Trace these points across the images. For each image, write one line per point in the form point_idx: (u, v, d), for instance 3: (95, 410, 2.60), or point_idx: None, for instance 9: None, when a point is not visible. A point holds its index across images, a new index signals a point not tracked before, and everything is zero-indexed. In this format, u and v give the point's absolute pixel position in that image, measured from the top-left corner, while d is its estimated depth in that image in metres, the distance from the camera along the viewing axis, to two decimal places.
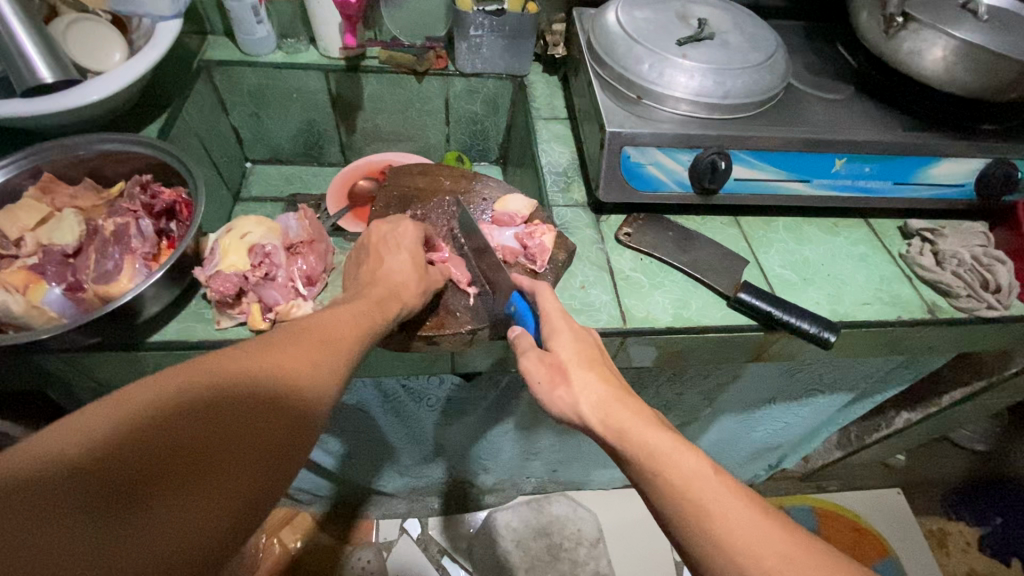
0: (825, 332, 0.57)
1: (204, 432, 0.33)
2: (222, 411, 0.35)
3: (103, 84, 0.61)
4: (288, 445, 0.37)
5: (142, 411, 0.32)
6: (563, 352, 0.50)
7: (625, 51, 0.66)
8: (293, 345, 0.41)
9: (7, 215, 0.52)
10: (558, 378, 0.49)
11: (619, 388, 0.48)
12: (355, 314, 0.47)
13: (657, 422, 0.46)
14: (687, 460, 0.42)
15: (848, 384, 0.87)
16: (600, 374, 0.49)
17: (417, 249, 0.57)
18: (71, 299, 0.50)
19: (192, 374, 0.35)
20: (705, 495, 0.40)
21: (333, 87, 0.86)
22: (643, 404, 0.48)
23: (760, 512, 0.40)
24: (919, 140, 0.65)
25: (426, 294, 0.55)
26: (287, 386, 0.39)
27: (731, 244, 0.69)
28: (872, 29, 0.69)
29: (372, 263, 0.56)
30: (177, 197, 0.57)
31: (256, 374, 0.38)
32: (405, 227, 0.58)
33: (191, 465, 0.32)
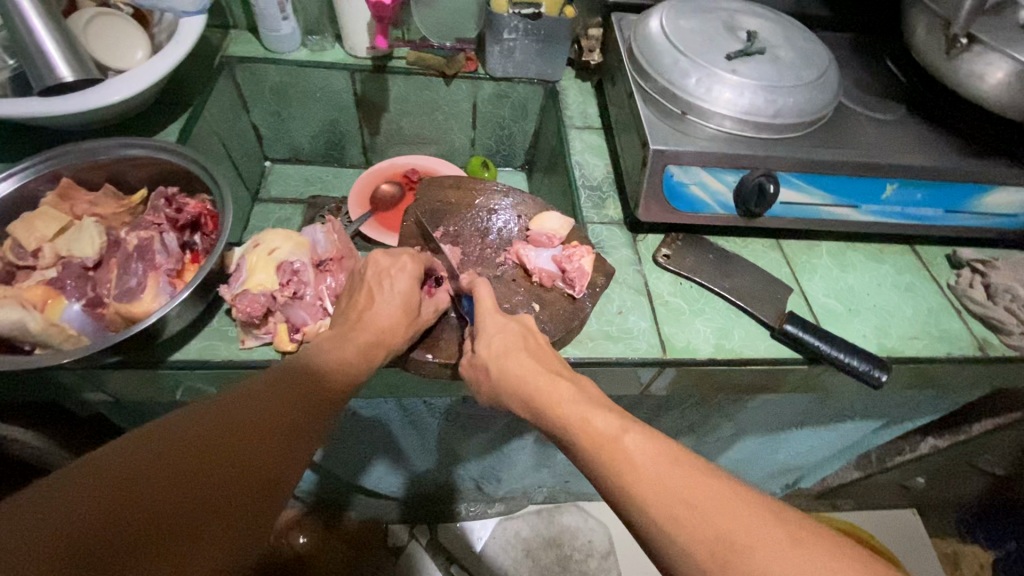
0: (874, 369, 0.54)
1: (173, 500, 0.34)
2: (193, 471, 0.35)
3: (125, 85, 0.59)
4: (262, 499, 0.38)
5: (112, 483, 0.33)
6: (484, 349, 0.49)
7: (670, 64, 0.63)
8: (273, 395, 0.41)
9: (25, 224, 0.50)
10: (483, 377, 0.50)
11: (544, 368, 0.47)
12: (342, 359, 0.46)
13: (584, 395, 0.45)
14: (596, 421, 0.42)
15: (878, 412, 0.84)
16: (520, 361, 0.48)
17: (413, 288, 0.52)
18: (91, 316, 0.48)
19: (164, 436, 0.36)
20: (616, 453, 0.40)
21: (358, 87, 0.83)
22: (560, 380, 0.46)
23: (673, 463, 0.39)
24: (976, 167, 0.62)
25: (415, 330, 0.51)
26: (263, 436, 0.39)
27: (774, 269, 0.66)
28: (930, 47, 0.66)
29: (362, 302, 0.50)
30: (202, 209, 0.54)
31: (230, 428, 0.38)
32: (403, 263, 0.53)
33: (165, 530, 0.33)
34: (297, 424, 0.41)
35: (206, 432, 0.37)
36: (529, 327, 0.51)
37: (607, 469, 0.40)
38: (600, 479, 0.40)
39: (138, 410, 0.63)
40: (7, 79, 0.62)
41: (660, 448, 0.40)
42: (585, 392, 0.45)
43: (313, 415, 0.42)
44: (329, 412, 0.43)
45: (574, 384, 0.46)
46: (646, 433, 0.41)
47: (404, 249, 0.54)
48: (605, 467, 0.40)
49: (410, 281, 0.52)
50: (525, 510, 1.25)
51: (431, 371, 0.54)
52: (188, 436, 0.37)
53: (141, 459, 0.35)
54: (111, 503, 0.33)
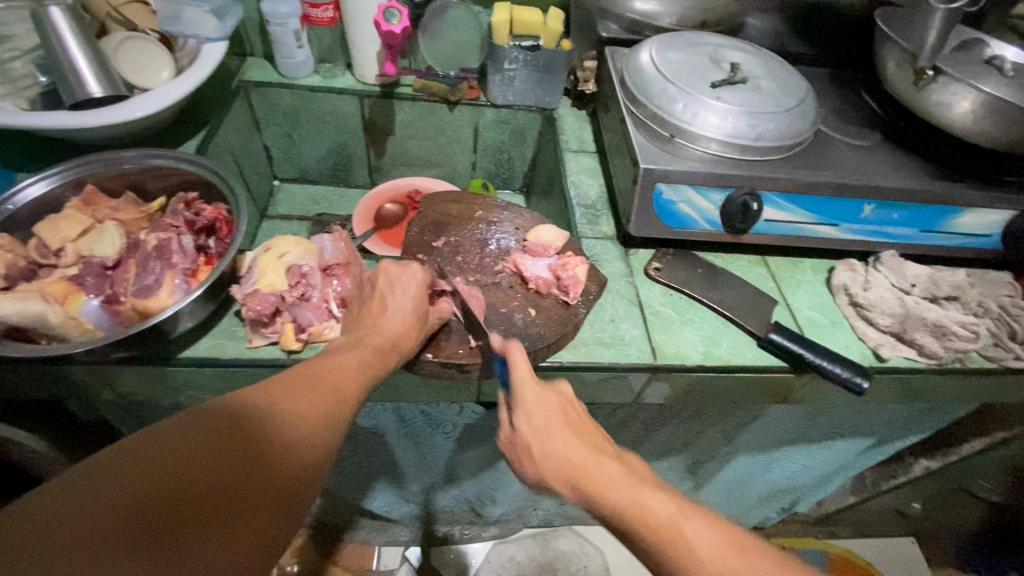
0: (857, 378, 0.56)
1: (229, 476, 0.35)
2: (233, 460, 0.35)
3: (148, 101, 0.63)
4: (302, 483, 0.39)
5: (153, 472, 0.32)
6: (526, 426, 0.51)
7: (659, 91, 0.68)
8: (303, 393, 0.42)
9: (50, 225, 0.53)
10: (526, 456, 0.52)
11: (591, 449, 0.48)
12: (362, 361, 0.48)
13: (634, 476, 0.46)
14: (653, 505, 0.43)
15: (868, 429, 0.86)
16: (562, 437, 0.49)
17: (421, 295, 0.55)
18: (108, 312, 0.51)
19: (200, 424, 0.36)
20: (679, 543, 0.40)
21: (366, 112, 0.88)
22: (607, 458, 0.48)
23: (735, 552, 0.40)
24: (948, 189, 0.66)
25: (422, 338, 0.54)
26: (300, 423, 0.40)
27: (760, 283, 0.69)
28: (901, 79, 0.70)
29: (373, 306, 0.53)
30: (218, 215, 0.57)
31: (265, 422, 0.38)
32: (412, 271, 0.56)
33: (213, 512, 0.33)
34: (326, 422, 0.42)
35: (245, 421, 0.38)
36: (568, 397, 0.53)
37: (676, 567, 0.40)
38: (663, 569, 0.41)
39: (141, 413, 0.64)
40: (38, 96, 0.66)
41: (710, 529, 0.41)
42: (630, 470, 0.47)
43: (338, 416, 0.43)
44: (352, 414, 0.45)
45: (621, 464, 0.47)
46: (701, 517, 0.42)
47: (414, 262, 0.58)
48: (671, 559, 0.40)
49: (419, 288, 0.55)
50: (520, 534, 1.23)
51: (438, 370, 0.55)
52: (222, 427, 0.36)
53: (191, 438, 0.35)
54: (171, 478, 0.33)
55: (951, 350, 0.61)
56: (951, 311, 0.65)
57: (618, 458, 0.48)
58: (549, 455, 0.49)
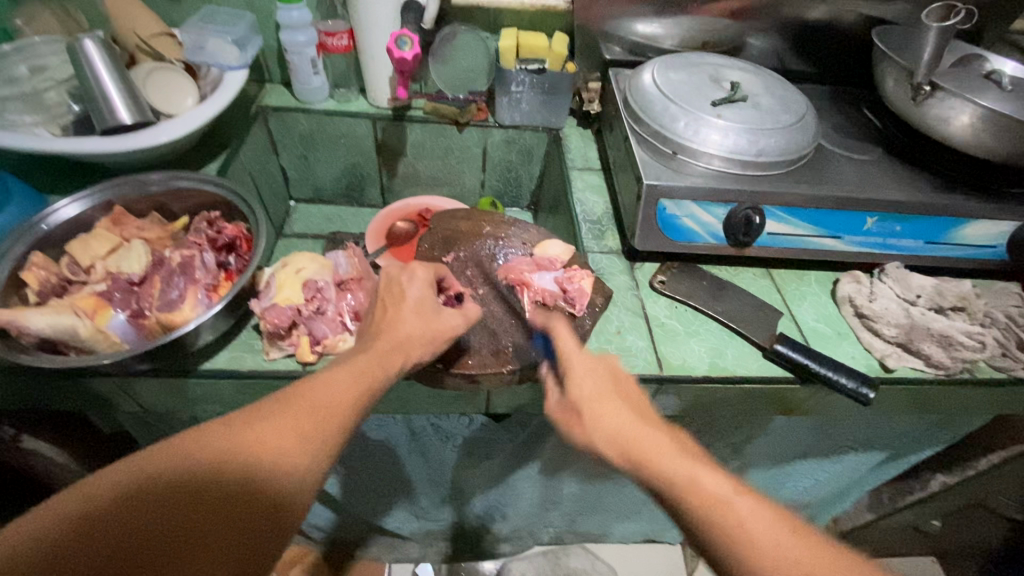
0: (863, 388, 0.57)
1: (182, 511, 0.37)
2: (183, 499, 0.37)
3: (173, 128, 0.67)
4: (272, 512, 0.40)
5: (112, 512, 0.36)
6: (577, 392, 0.50)
7: (661, 110, 0.70)
8: (279, 417, 0.43)
9: (81, 243, 0.56)
10: (575, 421, 0.50)
11: (641, 421, 0.47)
12: (354, 373, 0.47)
13: (684, 452, 0.45)
14: (705, 480, 0.42)
15: (881, 443, 0.85)
16: (616, 410, 0.48)
17: (425, 297, 0.55)
18: (134, 326, 0.53)
19: (156, 460, 0.39)
20: (729, 517, 0.39)
21: (379, 134, 0.91)
22: (660, 433, 0.46)
23: (789, 531, 0.39)
24: (950, 201, 0.67)
25: (435, 348, 0.53)
26: (269, 449, 0.41)
27: (765, 295, 0.70)
28: (899, 95, 0.72)
29: (380, 313, 0.54)
30: (238, 232, 0.60)
31: (226, 454, 0.40)
32: (412, 271, 0.57)
33: (162, 549, 0.35)
34: (299, 446, 0.42)
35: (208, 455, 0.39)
36: (617, 367, 0.53)
37: (722, 538, 0.39)
38: (712, 549, 0.39)
39: (160, 425, 0.66)
40: (71, 123, 0.70)
41: (751, 503, 0.40)
42: (682, 446, 0.45)
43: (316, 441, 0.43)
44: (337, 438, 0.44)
45: (678, 446, 0.45)
46: (754, 497, 0.41)
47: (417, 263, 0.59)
48: (716, 531, 0.39)
49: (429, 289, 0.56)
50: (531, 551, 1.22)
51: (449, 381, 0.56)
52: (181, 464, 0.39)
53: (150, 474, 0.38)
54: (126, 516, 0.36)
55: (958, 360, 0.61)
56: (957, 321, 0.65)
57: (668, 434, 0.47)
58: (596, 419, 0.48)
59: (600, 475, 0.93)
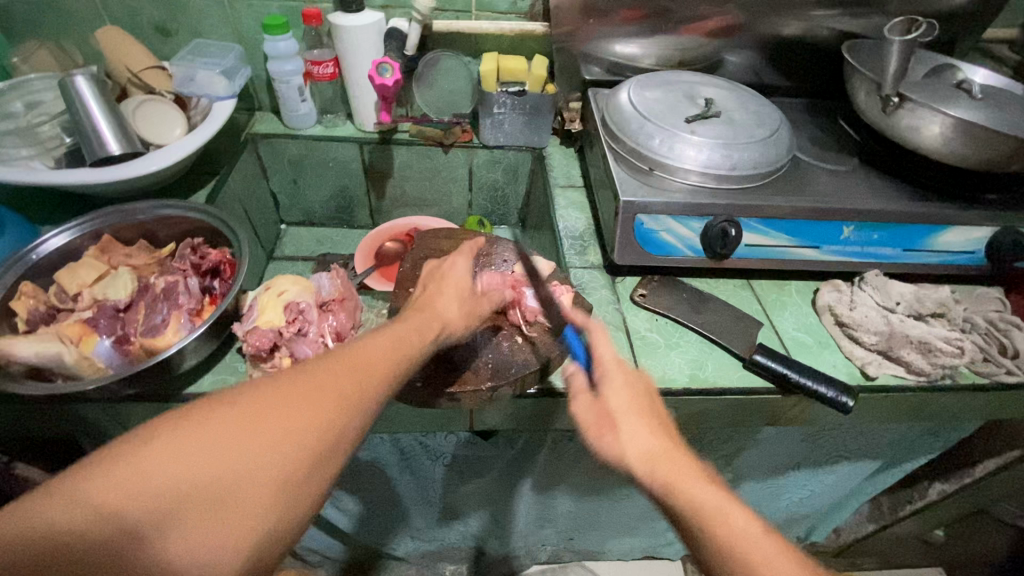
0: (842, 396, 0.57)
1: (210, 469, 0.32)
2: (210, 464, 0.32)
3: (162, 157, 0.68)
4: (312, 469, 0.35)
5: (134, 476, 0.31)
6: (612, 402, 0.48)
7: (637, 127, 0.72)
8: (313, 377, 0.38)
9: (68, 272, 0.57)
10: (603, 430, 0.47)
11: (672, 443, 0.44)
12: (392, 339, 0.44)
13: (716, 484, 0.41)
14: (738, 521, 0.38)
15: (873, 452, 0.85)
16: (645, 426, 0.46)
17: (466, 278, 0.56)
18: (118, 351, 0.54)
19: (176, 431, 0.33)
20: (756, 559, 0.36)
21: (367, 157, 0.93)
22: (693, 459, 0.43)
23: None
24: (925, 209, 0.68)
25: (470, 325, 0.55)
26: (307, 408, 0.36)
27: (746, 306, 0.71)
28: (871, 107, 0.74)
29: (427, 291, 0.54)
30: (222, 257, 0.61)
31: (258, 409, 0.35)
32: (459, 253, 0.58)
33: (194, 507, 0.32)
34: (334, 412, 0.37)
35: (233, 416, 0.34)
36: (651, 385, 0.50)
37: None
38: None
39: None
40: (64, 155, 0.72)
41: (780, 546, 0.37)
42: (715, 476, 0.42)
43: (351, 406, 0.38)
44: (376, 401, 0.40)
45: (711, 475, 0.42)
46: (786, 543, 0.38)
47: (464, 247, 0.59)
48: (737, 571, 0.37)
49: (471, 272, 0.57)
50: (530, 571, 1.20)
51: (432, 401, 0.57)
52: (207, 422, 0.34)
53: (165, 441, 0.32)
54: (148, 482, 0.31)
55: (938, 366, 0.62)
56: (936, 327, 0.66)
57: (698, 457, 0.44)
58: (626, 437, 0.45)
59: (593, 492, 0.93)
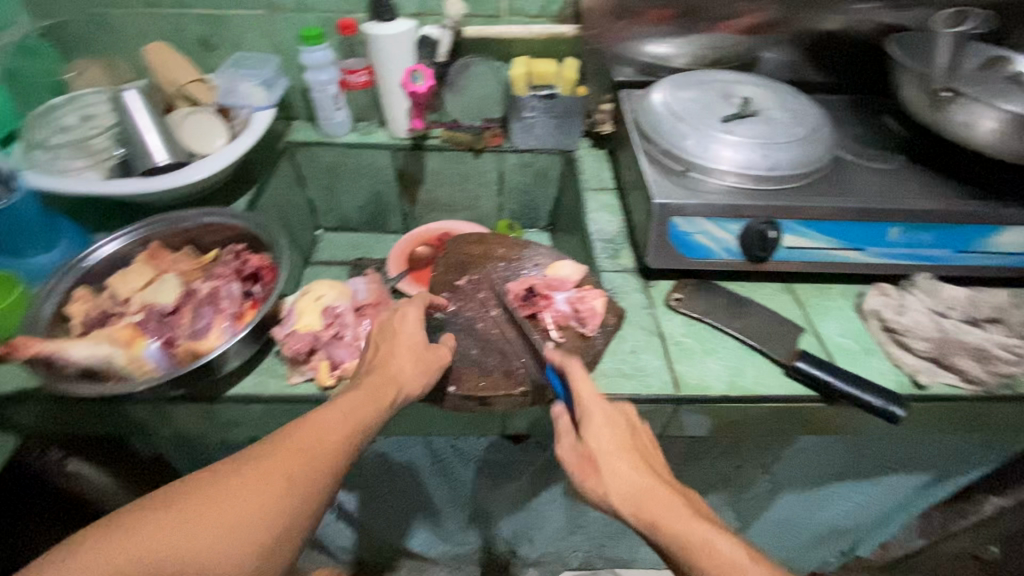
0: (892, 406, 0.55)
1: (172, 552, 0.42)
2: (174, 541, 0.42)
3: (206, 166, 0.71)
4: (259, 549, 0.44)
5: (109, 556, 0.41)
6: (593, 443, 0.51)
7: (671, 129, 0.71)
8: (260, 467, 0.45)
9: (121, 277, 0.60)
10: (589, 472, 0.50)
11: (656, 480, 0.49)
12: (343, 412, 0.49)
13: (696, 512, 0.47)
14: (722, 546, 0.45)
15: (923, 463, 0.81)
16: (630, 465, 0.50)
17: (417, 332, 0.56)
18: (166, 353, 0.56)
19: (146, 515, 0.43)
20: None
21: (399, 163, 0.94)
22: (672, 493, 0.48)
23: None
24: (978, 209, 0.64)
25: (431, 379, 0.54)
26: (255, 496, 0.44)
27: (786, 310, 0.69)
28: (918, 102, 0.70)
29: (381, 351, 0.55)
30: (263, 263, 0.63)
31: (212, 497, 0.44)
32: (414, 302, 0.59)
33: None
34: (283, 495, 0.45)
35: (192, 502, 0.44)
36: (632, 420, 0.54)
37: None
38: None
39: (193, 449, 0.69)
40: (115, 166, 0.75)
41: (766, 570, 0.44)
42: (694, 505, 0.48)
43: (303, 485, 0.46)
44: (325, 481, 0.47)
45: (691, 507, 0.48)
46: (764, 561, 0.44)
47: (420, 297, 0.60)
48: None
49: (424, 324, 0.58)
50: None
51: (464, 406, 0.58)
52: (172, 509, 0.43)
53: (138, 521, 0.43)
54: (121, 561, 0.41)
55: (996, 375, 0.59)
56: (993, 334, 0.62)
57: (679, 491, 0.49)
58: (613, 477, 0.49)
59: None
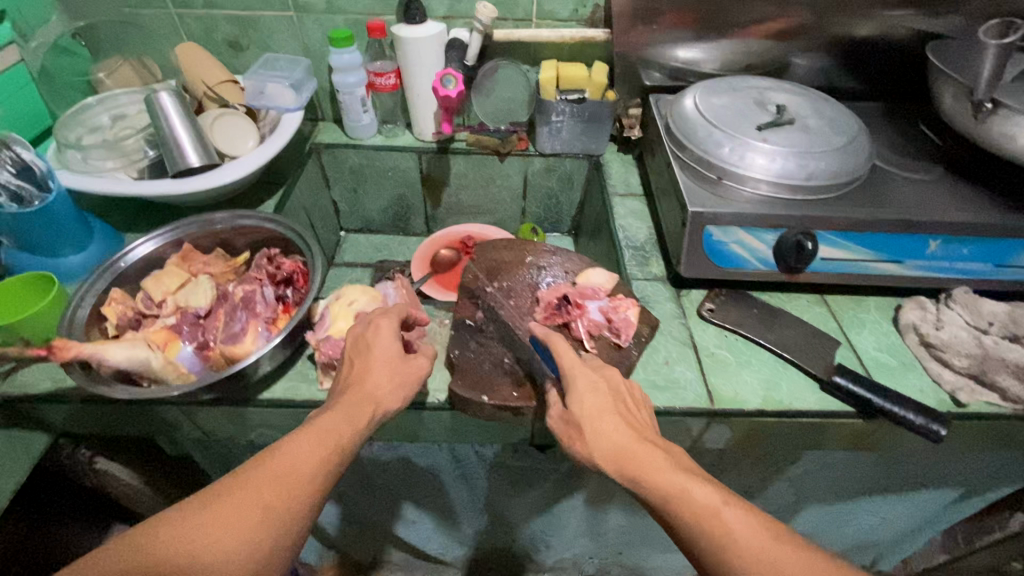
0: (933, 424, 0.54)
1: None
2: None
3: (237, 168, 0.72)
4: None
5: None
6: (578, 409, 0.50)
7: (704, 135, 0.70)
8: (237, 498, 0.43)
9: (155, 279, 0.60)
10: (574, 436, 0.50)
11: (639, 436, 0.48)
12: (318, 435, 0.47)
13: (677, 462, 0.47)
14: (696, 492, 0.44)
15: (955, 479, 0.79)
16: (615, 425, 0.49)
17: (394, 345, 0.54)
18: (199, 357, 0.56)
19: (106, 567, 0.39)
20: (717, 524, 0.43)
21: (424, 166, 0.94)
22: (656, 449, 0.47)
23: (769, 533, 0.43)
24: (1022, 223, 0.63)
25: (407, 396, 0.53)
26: (234, 529, 0.42)
27: (820, 323, 0.67)
28: (959, 112, 0.69)
29: (354, 368, 0.53)
30: (296, 267, 0.63)
31: (185, 535, 0.41)
32: (388, 316, 0.56)
33: None
34: (266, 519, 0.43)
35: (162, 547, 0.40)
36: (616, 385, 0.52)
37: (707, 542, 0.43)
38: (699, 551, 0.43)
39: (220, 450, 0.69)
40: (146, 167, 0.75)
41: (742, 514, 0.43)
42: (678, 460, 0.48)
43: (280, 515, 0.43)
44: (308, 502, 0.45)
45: (673, 460, 0.47)
46: (742, 504, 0.44)
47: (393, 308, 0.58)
48: (706, 539, 0.43)
49: (397, 337, 0.55)
50: None
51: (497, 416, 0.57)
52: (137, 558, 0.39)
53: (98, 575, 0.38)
54: None
55: None
56: None
57: (663, 445, 0.48)
58: (596, 437, 0.48)
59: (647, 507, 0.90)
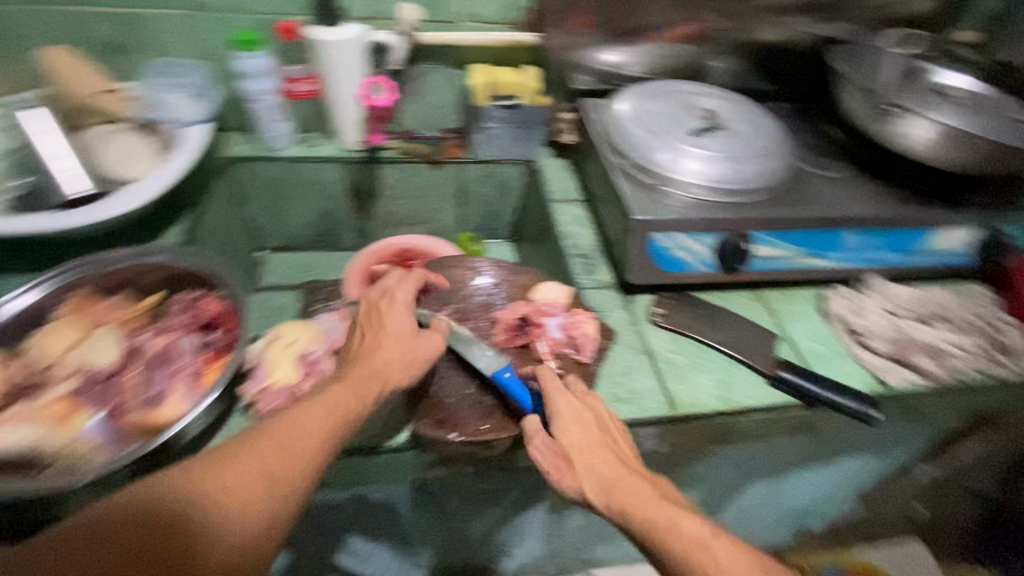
0: (869, 408, 0.58)
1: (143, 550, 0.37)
2: (143, 543, 0.38)
3: (136, 195, 0.63)
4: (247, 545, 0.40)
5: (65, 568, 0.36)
6: (566, 440, 0.51)
7: (641, 142, 0.71)
8: (244, 460, 0.43)
9: (45, 338, 0.52)
10: (562, 467, 0.51)
11: (627, 469, 0.50)
12: (328, 403, 0.48)
13: (665, 498, 0.48)
14: (685, 524, 0.45)
15: (874, 445, 0.87)
16: (601, 455, 0.51)
17: (410, 314, 0.57)
18: (111, 428, 0.48)
19: (112, 513, 0.38)
20: (705, 557, 0.43)
21: (352, 178, 0.88)
22: (642, 483, 0.49)
23: (756, 566, 0.43)
24: (919, 215, 0.70)
25: (413, 373, 0.54)
26: (242, 487, 0.41)
27: (760, 318, 0.71)
28: (861, 109, 0.74)
29: (368, 338, 0.55)
30: (221, 308, 0.56)
31: (188, 492, 0.40)
32: (403, 287, 0.59)
33: None
34: (273, 483, 0.43)
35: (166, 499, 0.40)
36: (604, 414, 0.54)
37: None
38: None
39: None
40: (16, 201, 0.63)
41: (730, 544, 0.44)
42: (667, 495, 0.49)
43: (286, 482, 0.43)
44: (317, 472, 0.45)
45: (663, 494, 0.48)
46: (731, 538, 0.45)
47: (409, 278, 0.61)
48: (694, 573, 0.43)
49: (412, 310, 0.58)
50: None
51: (465, 449, 0.54)
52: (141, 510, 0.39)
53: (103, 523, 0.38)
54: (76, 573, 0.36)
55: (948, 370, 0.64)
56: (942, 331, 0.68)
57: (652, 481, 0.50)
58: (585, 469, 0.50)
59: None
